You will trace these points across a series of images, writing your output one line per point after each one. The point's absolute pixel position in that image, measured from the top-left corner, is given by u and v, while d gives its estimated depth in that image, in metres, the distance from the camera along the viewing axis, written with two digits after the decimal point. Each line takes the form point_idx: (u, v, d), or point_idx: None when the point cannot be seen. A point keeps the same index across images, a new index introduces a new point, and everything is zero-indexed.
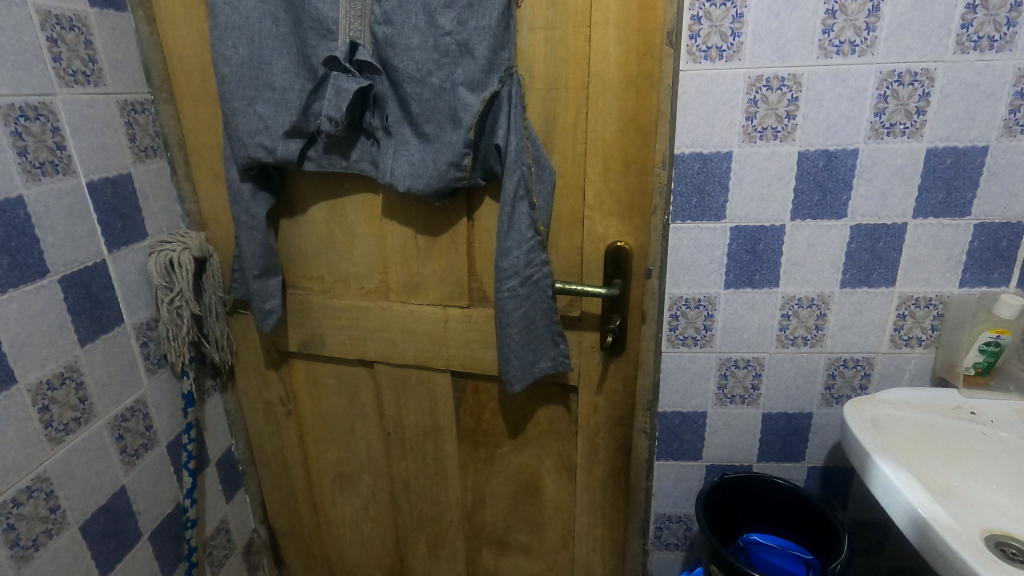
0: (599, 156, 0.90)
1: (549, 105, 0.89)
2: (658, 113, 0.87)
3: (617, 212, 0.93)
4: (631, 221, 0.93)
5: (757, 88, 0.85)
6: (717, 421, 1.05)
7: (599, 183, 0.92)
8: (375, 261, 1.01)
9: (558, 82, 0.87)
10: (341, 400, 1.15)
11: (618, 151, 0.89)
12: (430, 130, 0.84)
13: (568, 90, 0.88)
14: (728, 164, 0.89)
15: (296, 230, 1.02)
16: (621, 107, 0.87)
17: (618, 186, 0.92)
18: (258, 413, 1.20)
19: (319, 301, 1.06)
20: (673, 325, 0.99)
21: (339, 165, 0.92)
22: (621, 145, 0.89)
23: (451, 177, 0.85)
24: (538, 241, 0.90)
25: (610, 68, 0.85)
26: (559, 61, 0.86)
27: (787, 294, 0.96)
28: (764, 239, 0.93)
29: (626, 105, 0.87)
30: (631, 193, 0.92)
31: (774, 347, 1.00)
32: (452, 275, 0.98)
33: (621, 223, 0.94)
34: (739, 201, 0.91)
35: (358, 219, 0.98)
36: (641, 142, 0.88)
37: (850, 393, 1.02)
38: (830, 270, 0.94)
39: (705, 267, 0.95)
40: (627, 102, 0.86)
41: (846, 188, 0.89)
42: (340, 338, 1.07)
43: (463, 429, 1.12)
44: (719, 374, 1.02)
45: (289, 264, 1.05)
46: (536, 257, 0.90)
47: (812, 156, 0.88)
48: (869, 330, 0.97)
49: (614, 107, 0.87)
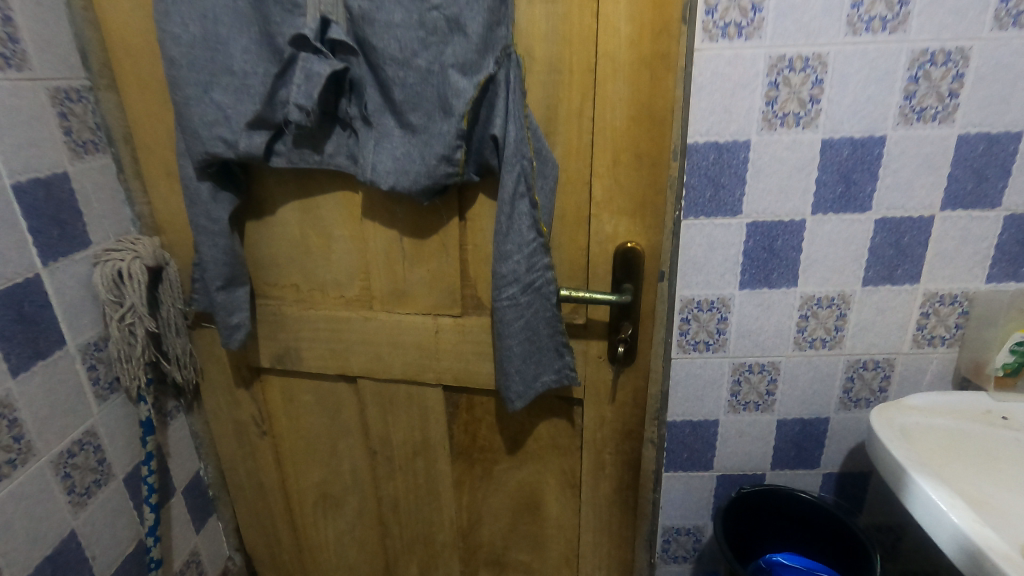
0: (607, 147, 0.81)
1: (550, 90, 0.79)
2: (672, 99, 0.78)
3: (628, 211, 0.84)
4: (642, 219, 0.84)
5: (779, 69, 0.77)
6: (729, 429, 1.00)
7: (608, 178, 0.82)
8: (356, 266, 0.90)
9: (562, 64, 0.77)
10: (321, 416, 1.04)
11: (629, 142, 0.80)
12: (417, 119, 0.74)
13: (572, 73, 0.78)
14: (746, 154, 0.82)
15: (266, 233, 0.91)
16: (632, 93, 0.77)
17: (628, 181, 0.82)
18: (229, 435, 1.08)
19: (294, 312, 0.95)
20: (684, 329, 0.93)
21: (312, 160, 0.81)
22: (633, 135, 0.80)
23: (441, 173, 0.75)
24: (540, 244, 0.79)
25: (621, 49, 0.75)
26: (562, 39, 0.76)
27: (806, 293, 0.90)
28: (782, 235, 0.87)
29: (638, 90, 0.77)
30: (644, 189, 0.83)
31: (790, 350, 0.94)
32: (443, 281, 0.88)
33: (632, 223, 0.85)
34: (756, 195, 0.84)
35: (335, 220, 0.88)
36: (653, 133, 0.79)
37: (869, 395, 0.97)
38: (852, 267, 0.88)
39: (719, 266, 0.89)
40: (640, 87, 0.77)
41: (871, 179, 0.83)
42: (318, 352, 0.97)
43: (457, 445, 1.02)
44: (732, 381, 0.96)
45: (258, 271, 0.94)
46: (539, 262, 0.79)
47: (837, 144, 0.81)
48: (890, 330, 0.92)
49: (624, 92, 0.77)
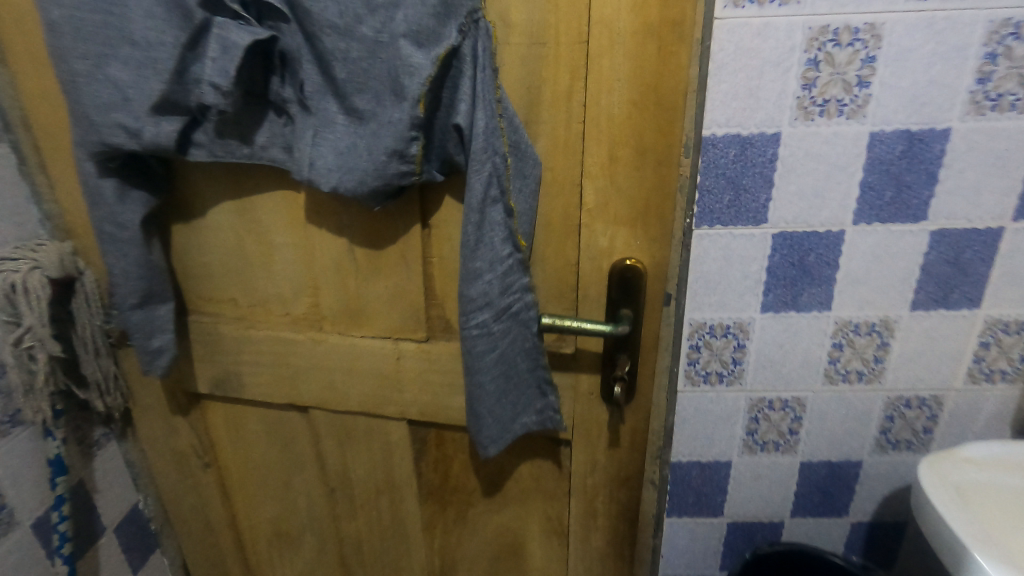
0: (602, 141, 0.66)
1: (531, 69, 0.63)
2: (683, 79, 0.63)
3: (627, 218, 0.70)
4: (644, 229, 0.71)
5: (820, 43, 0.62)
6: (744, 472, 0.85)
7: (603, 179, 0.68)
8: (301, 279, 0.75)
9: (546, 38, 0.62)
10: (271, 448, 0.90)
11: (629, 135, 0.65)
12: (363, 103, 0.58)
13: (559, 47, 0.62)
14: (774, 149, 0.66)
15: (196, 239, 0.76)
16: (634, 73, 0.62)
17: (627, 183, 0.68)
18: (168, 466, 0.94)
19: (231, 332, 0.80)
20: (693, 358, 0.78)
21: (240, 153, 0.66)
22: (634, 126, 0.65)
23: (393, 171, 0.59)
24: (517, 261, 0.64)
25: (620, 17, 0.60)
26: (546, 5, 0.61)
27: (841, 318, 0.75)
28: (816, 248, 0.71)
29: (642, 69, 0.62)
30: (646, 190, 0.69)
31: (820, 384, 0.79)
32: (405, 300, 0.73)
33: (632, 232, 0.71)
34: (785, 200, 0.69)
35: (274, 225, 0.73)
36: (659, 122, 0.65)
37: (911, 436, 0.82)
38: (898, 289, 0.73)
39: (737, 285, 0.74)
40: (644, 65, 0.62)
41: (928, 182, 0.67)
42: (262, 378, 0.82)
43: (426, 484, 0.88)
44: (748, 418, 0.82)
45: (189, 283, 0.79)
46: (515, 283, 0.64)
47: (888, 138, 0.65)
48: (939, 362, 0.77)
49: (624, 72, 0.62)
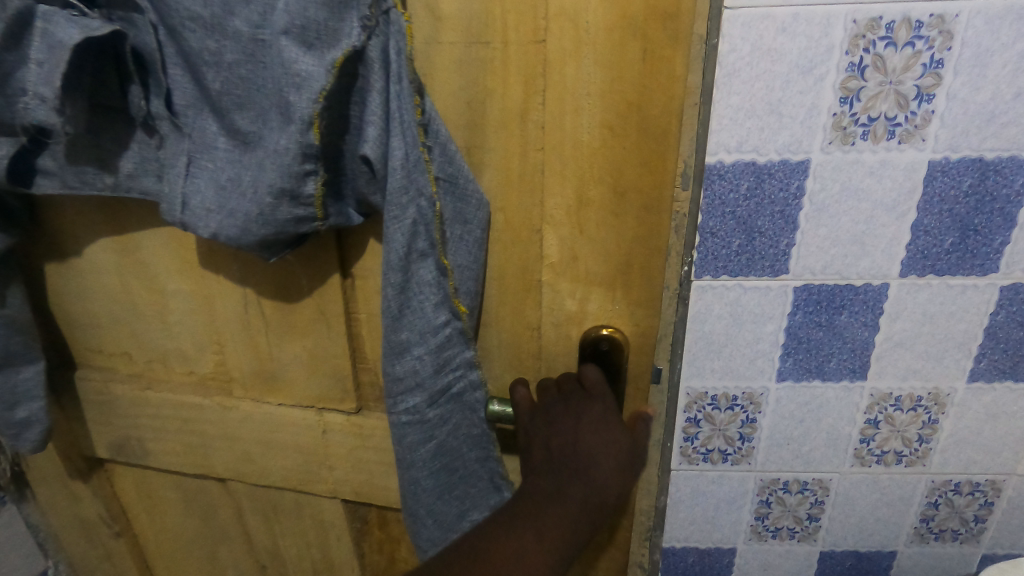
0: (568, 179, 0.50)
1: (472, 81, 0.48)
2: (678, 95, 0.46)
3: (604, 275, 0.54)
4: (624, 289, 0.55)
5: (868, 41, 0.45)
6: (751, 561, 0.71)
7: (569, 226, 0.52)
8: (203, 334, 0.61)
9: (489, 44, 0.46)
10: (191, 519, 0.77)
11: (603, 169, 0.50)
12: (244, 123, 0.43)
13: (507, 52, 0.46)
14: (800, 182, 0.50)
15: (75, 282, 0.62)
16: (608, 87, 0.46)
17: (600, 231, 0.52)
18: (74, 533, 0.81)
19: (127, 392, 0.66)
20: (690, 433, 0.63)
21: (102, 183, 0.51)
22: (608, 157, 0.49)
23: (285, 217, 0.44)
24: (456, 330, 0.50)
25: (589, 15, 0.44)
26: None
27: (878, 390, 0.59)
28: (850, 306, 0.55)
29: (618, 82, 0.46)
30: (628, 243, 0.53)
31: (848, 466, 0.64)
32: (326, 364, 0.58)
33: (609, 294, 0.55)
34: (813, 246, 0.53)
35: (163, 269, 0.58)
36: (646, 154, 0.49)
37: (958, 527, 0.67)
38: (955, 356, 0.57)
39: (748, 348, 0.58)
40: (621, 76, 0.46)
41: (1003, 226, 0.51)
42: (168, 446, 0.68)
43: (371, 567, 0.74)
44: (757, 502, 0.67)
45: (74, 333, 0.65)
46: (455, 356, 0.51)
47: (954, 169, 0.49)
48: (1001, 443, 0.61)
49: (595, 86, 0.47)
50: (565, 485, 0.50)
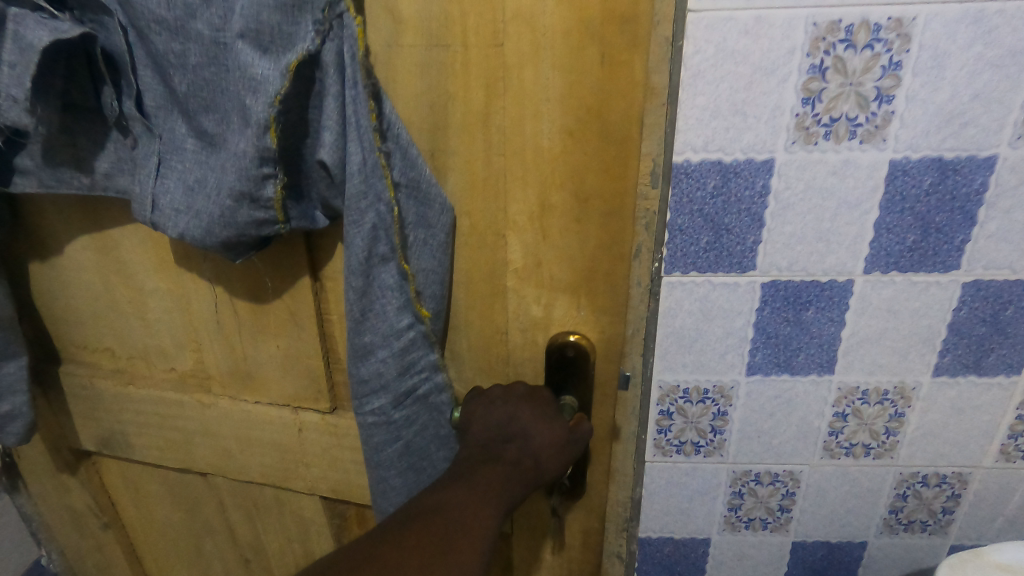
0: (530, 186, 0.54)
1: (434, 91, 0.51)
2: (637, 102, 0.49)
3: (567, 282, 0.58)
4: (586, 293, 0.58)
5: (828, 44, 0.46)
6: (725, 551, 0.72)
7: (532, 233, 0.56)
8: (182, 332, 0.62)
9: (453, 52, 0.49)
10: (176, 512, 0.79)
11: (562, 178, 0.53)
12: (211, 124, 0.44)
13: (468, 63, 0.49)
14: (766, 181, 0.52)
15: (58, 279, 0.63)
16: (564, 98, 0.49)
17: (562, 238, 0.56)
18: (65, 523, 0.83)
19: (109, 388, 0.68)
20: (663, 425, 0.65)
21: (79, 181, 0.53)
22: (567, 166, 0.52)
23: (245, 220, 0.45)
24: (419, 333, 0.53)
25: (546, 19, 0.47)
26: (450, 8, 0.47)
27: (845, 384, 0.61)
28: (816, 302, 0.57)
29: (573, 92, 0.49)
30: (590, 251, 0.56)
31: (818, 458, 0.65)
32: (300, 363, 0.59)
33: (574, 302, 0.59)
34: (778, 243, 0.54)
35: (141, 267, 0.59)
36: (605, 162, 0.52)
37: (927, 518, 0.68)
38: (919, 351, 0.59)
39: (718, 343, 0.59)
40: (576, 88, 0.49)
41: (964, 224, 0.53)
42: (151, 441, 0.70)
43: None
44: (730, 493, 0.68)
45: (59, 328, 0.67)
46: (417, 357, 0.54)
47: (915, 168, 0.51)
48: (966, 437, 0.63)
49: (552, 97, 0.50)
50: (501, 452, 0.54)
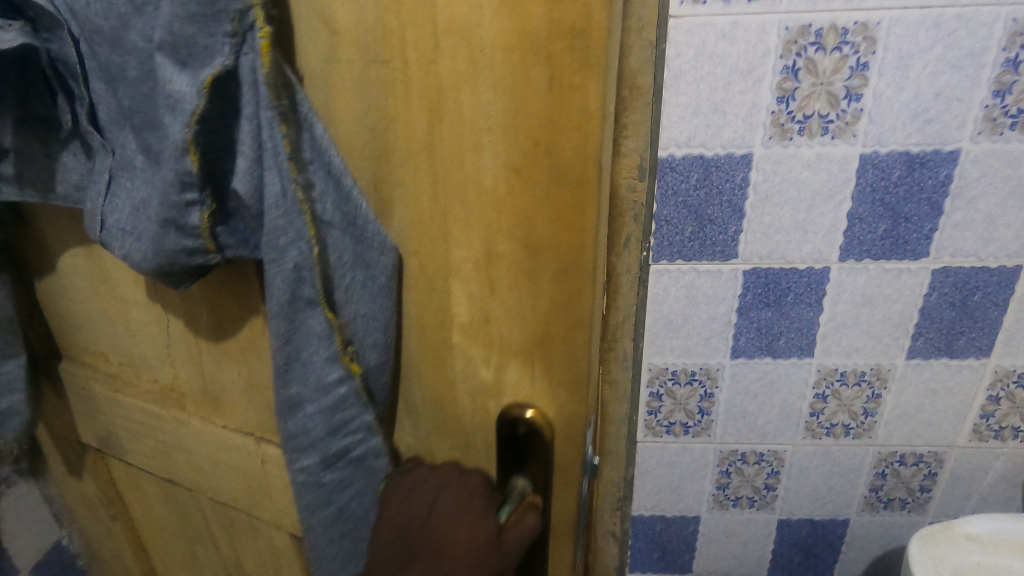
0: (471, 222, 0.37)
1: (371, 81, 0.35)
2: (593, 136, 0.33)
3: (521, 354, 0.40)
4: (550, 374, 0.40)
5: (800, 46, 0.50)
6: (714, 529, 0.76)
7: (476, 284, 0.39)
8: (161, 347, 0.62)
9: (391, 68, 0.35)
10: (166, 517, 0.79)
11: (513, 208, 0.36)
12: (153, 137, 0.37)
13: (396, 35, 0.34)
14: (745, 174, 0.55)
15: (59, 283, 0.65)
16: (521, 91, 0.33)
17: (514, 295, 0.38)
18: (81, 508, 0.87)
19: (104, 390, 0.70)
20: (653, 407, 0.68)
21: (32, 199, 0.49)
22: (523, 189, 0.35)
23: (172, 247, 0.39)
24: (352, 390, 0.42)
25: (483, 30, 0.32)
26: (386, 15, 0.33)
27: (824, 366, 0.64)
28: (795, 288, 0.60)
29: (531, 82, 0.33)
30: (544, 317, 0.39)
31: (800, 438, 0.69)
32: (261, 393, 0.56)
33: (528, 368, 0.41)
34: (758, 232, 0.58)
35: (123, 281, 0.59)
36: (560, 208, 0.35)
37: (906, 496, 0.72)
38: (893, 335, 0.62)
39: (703, 327, 0.63)
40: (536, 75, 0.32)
41: (932, 214, 0.56)
42: (141, 446, 0.72)
43: None
44: (718, 472, 0.72)
45: (66, 329, 0.70)
46: (353, 419, 0.43)
47: (884, 161, 0.54)
48: (941, 417, 0.66)
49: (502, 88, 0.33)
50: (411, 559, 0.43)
